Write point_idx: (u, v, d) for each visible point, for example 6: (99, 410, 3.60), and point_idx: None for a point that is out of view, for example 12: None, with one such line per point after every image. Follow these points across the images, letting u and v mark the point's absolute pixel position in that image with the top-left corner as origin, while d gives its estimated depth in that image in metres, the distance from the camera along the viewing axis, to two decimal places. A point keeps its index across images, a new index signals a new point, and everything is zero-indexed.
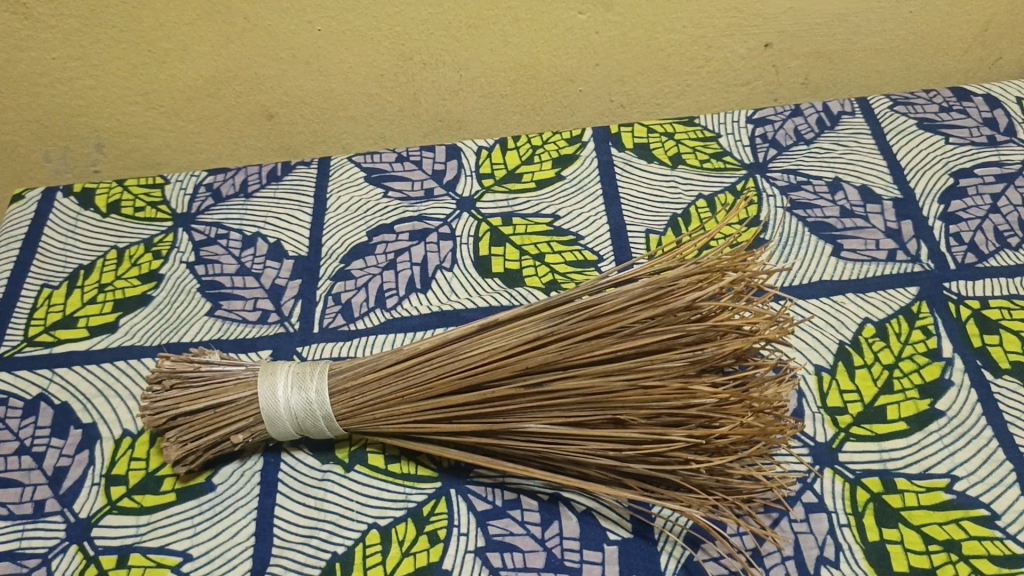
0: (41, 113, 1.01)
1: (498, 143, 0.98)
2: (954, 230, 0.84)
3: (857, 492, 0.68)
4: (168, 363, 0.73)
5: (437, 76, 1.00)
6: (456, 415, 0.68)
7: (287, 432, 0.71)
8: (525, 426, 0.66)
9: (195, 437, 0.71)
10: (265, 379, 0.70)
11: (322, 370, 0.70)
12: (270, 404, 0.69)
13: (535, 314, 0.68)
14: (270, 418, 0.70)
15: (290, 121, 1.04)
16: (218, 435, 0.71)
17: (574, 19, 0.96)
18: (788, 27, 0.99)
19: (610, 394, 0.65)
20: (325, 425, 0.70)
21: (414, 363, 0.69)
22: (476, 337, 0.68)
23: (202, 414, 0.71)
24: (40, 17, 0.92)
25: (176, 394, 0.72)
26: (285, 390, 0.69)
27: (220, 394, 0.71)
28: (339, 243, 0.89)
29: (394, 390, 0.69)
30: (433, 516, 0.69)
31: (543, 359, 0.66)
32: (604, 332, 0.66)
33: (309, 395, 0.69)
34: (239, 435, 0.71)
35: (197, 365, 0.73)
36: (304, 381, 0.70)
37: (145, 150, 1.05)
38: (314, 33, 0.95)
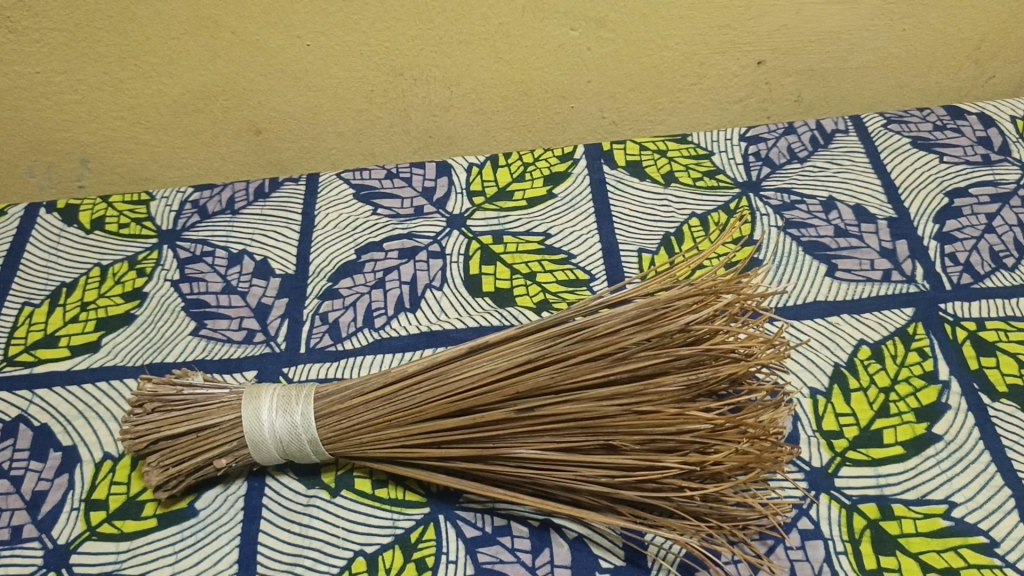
0: (25, 127, 0.99)
1: (490, 160, 0.97)
2: (949, 250, 0.83)
3: (853, 518, 0.67)
4: (150, 386, 0.72)
5: (427, 92, 0.99)
6: (445, 440, 0.66)
7: (271, 456, 0.69)
8: (516, 451, 0.65)
9: (177, 461, 0.70)
10: (250, 402, 0.68)
11: (308, 393, 0.69)
12: (253, 427, 0.68)
13: (527, 336, 0.67)
14: (253, 442, 0.68)
15: (278, 137, 1.02)
16: (201, 459, 0.69)
17: (566, 35, 0.95)
18: (781, 44, 0.98)
19: (603, 419, 0.64)
20: (311, 450, 0.69)
21: (403, 386, 0.67)
22: (466, 360, 0.67)
23: (184, 438, 0.70)
24: (24, 31, 0.90)
25: (157, 418, 0.70)
26: (269, 414, 0.68)
27: (203, 417, 0.69)
28: (327, 261, 0.88)
29: (381, 414, 0.67)
30: (421, 542, 0.67)
31: (535, 384, 0.65)
32: (597, 356, 0.65)
33: (294, 420, 0.68)
34: (222, 460, 0.69)
35: (179, 388, 0.71)
36: (289, 405, 0.68)
37: (131, 165, 1.04)
38: (303, 48, 0.94)
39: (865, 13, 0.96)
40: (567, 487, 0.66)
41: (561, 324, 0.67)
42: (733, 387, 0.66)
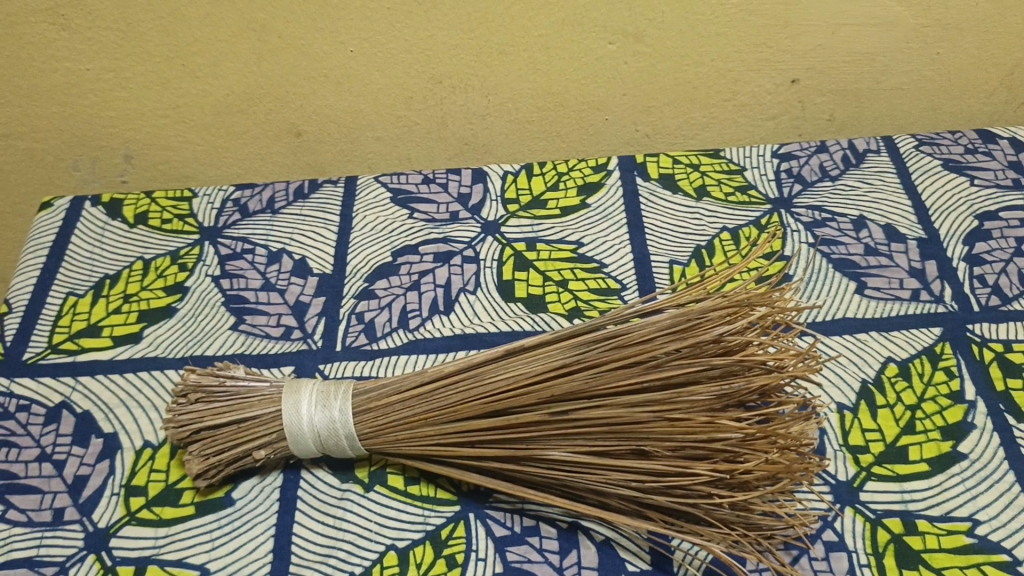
0: (74, 121, 1.02)
1: (524, 169, 0.99)
2: (978, 272, 0.84)
3: (878, 532, 0.68)
4: (193, 377, 0.74)
5: (465, 100, 1.01)
6: (479, 440, 0.68)
7: (308, 448, 0.71)
8: (549, 453, 0.66)
9: (217, 451, 0.71)
10: (290, 397, 0.70)
11: (346, 389, 0.71)
12: (293, 421, 0.70)
13: (561, 342, 0.69)
14: (292, 434, 0.70)
15: (317, 139, 1.05)
16: (240, 451, 0.71)
17: (604, 48, 0.97)
18: (816, 64, 1.00)
19: (634, 425, 0.65)
20: (348, 445, 0.70)
21: (439, 386, 0.69)
22: (501, 363, 0.69)
23: (225, 428, 0.72)
24: (78, 29, 0.93)
25: (200, 408, 0.72)
26: (308, 407, 0.70)
27: (244, 409, 0.71)
28: (364, 262, 0.90)
29: (418, 412, 0.69)
30: (452, 539, 0.69)
31: (569, 389, 0.66)
32: (630, 363, 0.66)
33: (332, 414, 0.69)
34: (260, 452, 0.71)
35: (222, 379, 0.74)
36: (328, 399, 0.70)
37: (173, 163, 1.06)
38: (346, 54, 0.96)
39: (899, 36, 0.97)
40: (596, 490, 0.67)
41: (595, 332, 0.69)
42: (760, 399, 0.67)
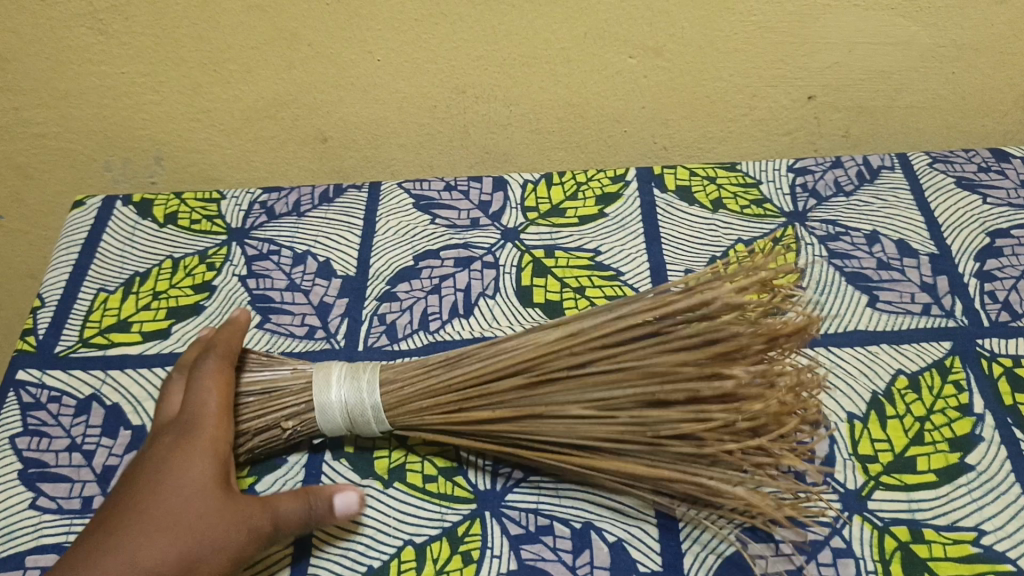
0: (107, 123, 1.05)
1: (544, 178, 1.01)
2: (989, 288, 0.86)
3: (885, 540, 0.69)
4: (230, 352, 0.77)
5: (487, 110, 1.04)
6: (497, 414, 0.70)
7: (336, 425, 0.73)
8: (563, 426, 0.68)
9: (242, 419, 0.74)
10: (320, 370, 0.73)
11: (375, 370, 0.73)
12: (322, 391, 0.72)
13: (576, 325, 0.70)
14: (321, 411, 0.72)
15: (343, 145, 1.07)
16: (264, 420, 0.73)
17: (624, 62, 0.99)
18: (832, 81, 1.02)
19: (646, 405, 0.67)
20: (375, 424, 0.73)
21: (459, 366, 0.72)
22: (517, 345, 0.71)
23: (254, 399, 0.74)
24: (114, 34, 0.96)
25: (232, 380, 0.75)
26: (339, 386, 0.72)
27: (277, 377, 0.74)
28: (386, 265, 0.92)
29: (438, 385, 0.72)
30: (467, 536, 0.71)
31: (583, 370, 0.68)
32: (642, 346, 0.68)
33: (361, 393, 0.72)
34: (287, 422, 0.73)
35: (258, 357, 0.77)
36: (358, 378, 0.72)
37: (202, 165, 1.09)
38: (373, 63, 0.99)
39: (915, 55, 0.99)
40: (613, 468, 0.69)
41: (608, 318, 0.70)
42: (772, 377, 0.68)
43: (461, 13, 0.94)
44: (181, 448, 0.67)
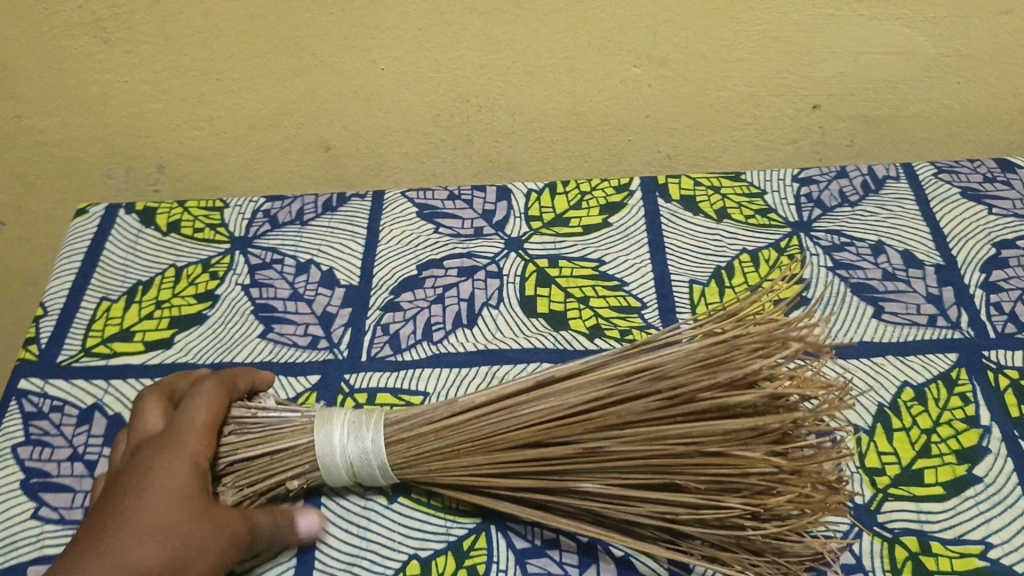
0: (111, 131, 1.05)
1: (548, 187, 1.00)
2: (994, 299, 0.85)
3: (895, 551, 0.69)
4: (227, 410, 0.75)
5: (491, 119, 1.03)
6: (515, 471, 0.69)
7: (340, 476, 0.72)
8: (584, 485, 0.68)
9: (254, 482, 0.73)
10: (322, 427, 0.71)
11: (377, 421, 0.72)
12: (326, 451, 0.71)
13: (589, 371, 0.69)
14: (325, 463, 0.71)
15: (346, 154, 1.07)
16: (275, 482, 0.73)
17: (628, 71, 0.99)
18: (837, 91, 1.01)
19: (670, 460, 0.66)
20: (381, 476, 0.72)
21: (471, 419, 0.70)
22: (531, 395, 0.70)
23: (259, 460, 0.73)
24: (118, 42, 0.96)
25: (233, 440, 0.74)
26: (341, 439, 0.71)
27: (277, 440, 0.73)
28: (390, 275, 0.92)
29: (450, 443, 0.70)
30: (473, 551, 0.70)
31: (601, 423, 0.67)
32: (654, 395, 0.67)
33: (365, 446, 0.71)
34: (294, 482, 0.72)
35: (254, 412, 0.75)
36: (359, 431, 0.71)
37: (205, 173, 1.09)
38: (377, 72, 0.98)
39: (920, 66, 0.99)
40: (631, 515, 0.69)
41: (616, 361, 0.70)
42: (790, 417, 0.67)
43: (466, 22, 0.94)
44: (167, 450, 0.67)
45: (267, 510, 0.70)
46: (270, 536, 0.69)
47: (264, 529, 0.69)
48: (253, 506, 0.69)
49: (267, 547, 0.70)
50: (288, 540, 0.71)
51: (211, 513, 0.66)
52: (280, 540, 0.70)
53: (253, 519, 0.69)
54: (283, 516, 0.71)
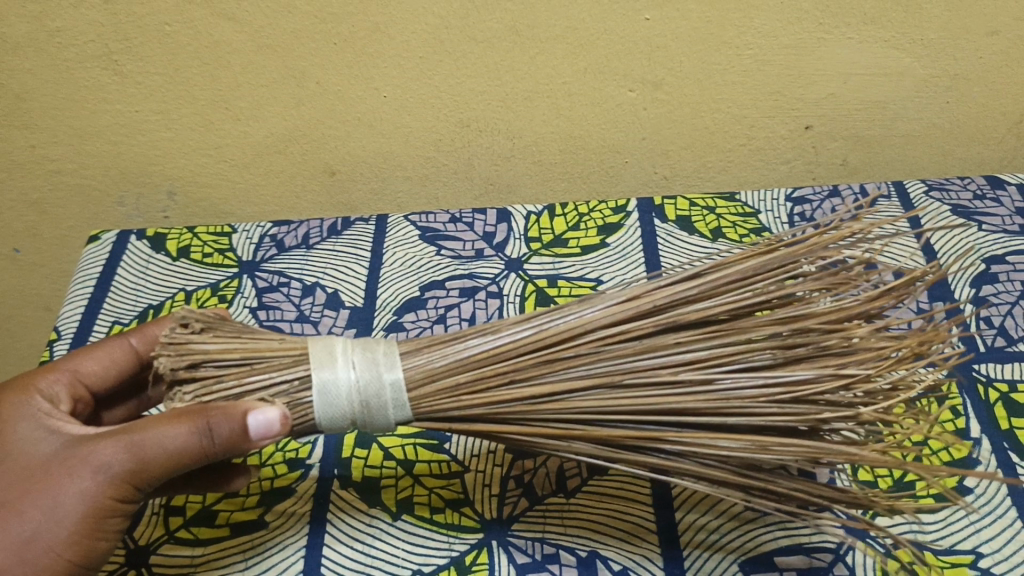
0: (122, 160, 1.08)
1: (547, 210, 1.03)
2: (984, 313, 0.87)
3: (888, 563, 0.70)
4: (204, 313, 0.70)
5: (491, 143, 1.06)
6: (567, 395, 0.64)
7: (340, 410, 0.63)
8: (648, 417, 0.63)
9: (216, 390, 0.66)
10: (325, 355, 0.63)
11: (391, 346, 0.64)
12: (330, 377, 0.62)
13: (697, 292, 0.66)
14: (324, 391, 0.62)
15: (350, 179, 1.10)
16: (244, 393, 0.65)
17: (624, 96, 1.02)
18: (829, 112, 1.04)
19: (765, 400, 0.62)
20: (392, 410, 0.63)
21: (543, 344, 0.65)
22: (619, 316, 0.65)
23: (230, 370, 0.66)
24: (129, 74, 0.99)
25: (208, 338, 0.68)
26: (348, 362, 0.63)
27: (258, 348, 0.67)
28: (393, 296, 0.94)
29: (493, 369, 0.65)
30: (475, 565, 0.72)
31: (702, 352, 0.64)
32: (768, 323, 0.65)
33: (380, 369, 0.63)
34: (268, 395, 0.64)
35: (232, 324, 0.70)
36: (372, 353, 0.63)
37: (213, 199, 1.12)
38: (380, 99, 1.01)
39: (910, 86, 1.01)
40: (694, 475, 0.64)
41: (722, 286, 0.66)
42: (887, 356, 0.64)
43: (465, 50, 0.96)
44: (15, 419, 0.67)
45: (175, 416, 0.61)
46: (184, 449, 0.61)
47: (169, 443, 0.61)
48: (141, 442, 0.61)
49: (189, 461, 0.61)
50: (217, 442, 0.60)
51: (73, 465, 0.62)
52: (202, 442, 0.60)
53: (148, 436, 0.61)
54: (214, 415, 0.60)
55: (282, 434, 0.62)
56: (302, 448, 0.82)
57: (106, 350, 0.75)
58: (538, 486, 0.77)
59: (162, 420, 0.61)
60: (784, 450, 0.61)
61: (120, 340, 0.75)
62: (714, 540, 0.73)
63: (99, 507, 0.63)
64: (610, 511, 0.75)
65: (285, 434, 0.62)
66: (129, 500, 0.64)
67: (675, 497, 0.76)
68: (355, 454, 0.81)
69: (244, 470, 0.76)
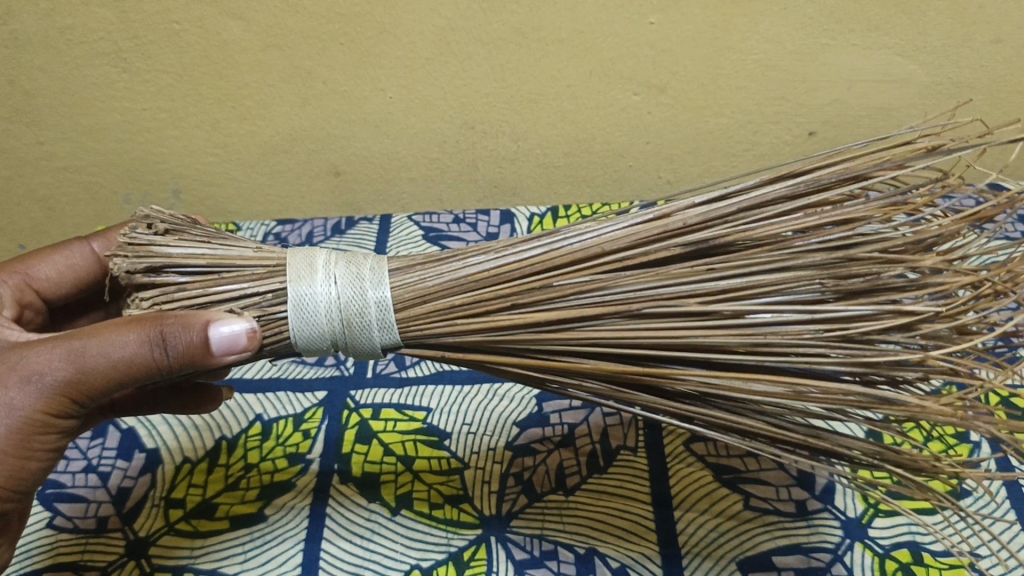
0: (129, 159, 1.09)
1: (549, 212, 1.06)
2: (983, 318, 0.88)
3: (886, 564, 0.70)
4: (171, 216, 0.68)
5: (495, 145, 1.07)
6: (579, 324, 0.59)
7: (319, 327, 0.59)
8: (675, 354, 0.58)
9: (177, 297, 0.63)
10: (304, 269, 0.60)
11: (377, 262, 0.61)
12: (304, 289, 0.59)
13: (734, 210, 0.60)
14: (301, 307, 0.59)
15: (355, 178, 1.11)
16: (209, 302, 0.63)
17: (629, 99, 1.02)
18: (833, 118, 1.04)
19: (810, 339, 0.55)
20: (377, 332, 0.60)
21: (552, 264, 0.60)
22: (639, 238, 0.60)
23: (193, 278, 0.65)
24: (136, 72, 0.99)
25: (172, 241, 0.66)
26: (329, 275, 0.59)
27: (222, 257, 0.65)
28: None
29: (500, 295, 0.60)
30: (473, 561, 0.72)
31: (736, 280, 0.58)
32: (818, 250, 0.58)
33: (363, 285, 0.59)
34: (234, 307, 0.62)
35: (200, 229, 0.69)
36: (356, 267, 0.60)
37: (219, 198, 1.14)
38: (385, 99, 1.02)
39: (913, 93, 1.02)
40: (723, 425, 0.59)
41: (766, 208, 0.60)
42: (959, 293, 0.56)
43: (470, 53, 0.97)
44: None
45: (127, 325, 0.59)
46: (134, 360, 0.58)
47: (117, 353, 0.58)
48: (82, 350, 0.58)
49: (136, 373, 0.59)
50: (171, 353, 0.58)
51: (6, 373, 0.59)
52: (151, 353, 0.58)
53: (91, 344, 0.58)
54: (168, 324, 0.58)
55: (248, 350, 0.59)
56: (301, 443, 0.82)
57: (65, 256, 0.79)
58: (537, 484, 0.78)
59: (112, 328, 0.59)
60: (826, 396, 0.55)
61: (81, 246, 0.80)
62: (711, 539, 0.73)
63: (30, 422, 0.60)
64: (609, 510, 0.75)
65: (252, 352, 0.60)
66: (62, 418, 0.62)
67: (673, 496, 0.76)
68: (355, 449, 0.81)
69: (216, 394, 0.81)
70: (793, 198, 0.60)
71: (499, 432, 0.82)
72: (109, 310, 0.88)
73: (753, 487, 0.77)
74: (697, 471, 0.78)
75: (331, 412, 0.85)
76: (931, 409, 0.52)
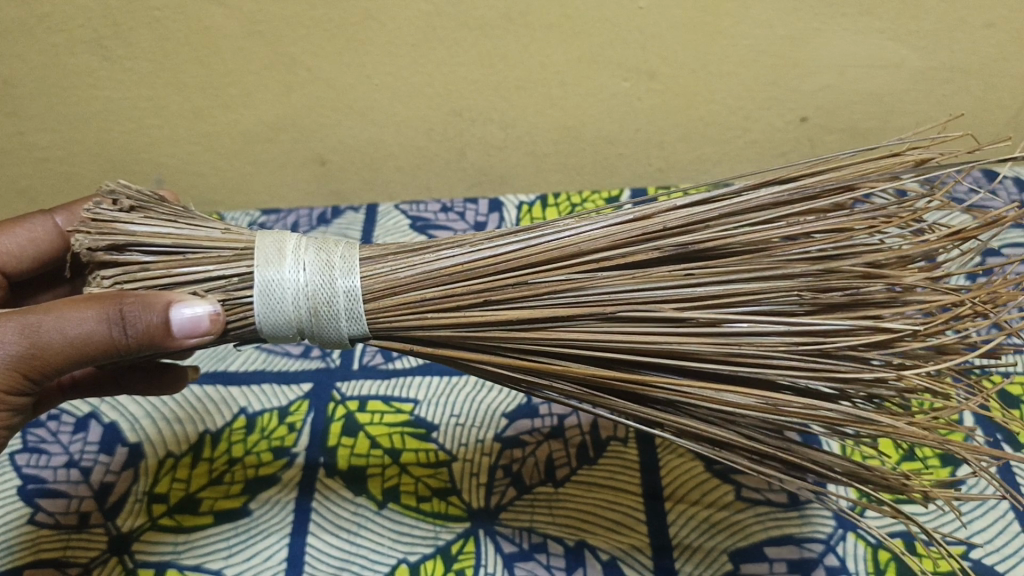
0: (110, 148, 1.07)
1: (537, 201, 1.11)
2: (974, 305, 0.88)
3: (880, 553, 0.69)
4: (136, 192, 0.66)
5: (483, 133, 1.06)
6: (553, 330, 0.58)
7: (286, 315, 0.58)
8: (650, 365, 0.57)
9: (139, 277, 0.62)
10: (274, 255, 0.58)
11: (348, 249, 0.59)
12: (272, 277, 0.57)
13: (716, 215, 0.59)
14: (267, 292, 0.57)
15: (341, 167, 1.10)
16: (172, 283, 0.62)
17: (618, 85, 1.01)
18: (825, 103, 1.03)
19: (785, 352, 0.54)
20: (344, 322, 0.58)
21: (528, 262, 0.59)
22: (618, 237, 0.59)
23: (157, 258, 0.63)
24: (116, 60, 0.97)
25: (135, 218, 0.64)
26: (297, 262, 0.57)
27: (188, 237, 0.63)
28: None
29: (476, 290, 0.59)
30: (461, 555, 0.71)
31: (714, 287, 0.57)
32: (800, 259, 0.57)
33: (333, 273, 0.58)
34: (203, 291, 0.60)
35: (165, 207, 0.67)
36: (326, 254, 0.58)
37: (204, 186, 1.13)
38: (371, 86, 1.00)
39: (906, 77, 1.01)
40: (695, 437, 0.59)
41: (750, 214, 0.59)
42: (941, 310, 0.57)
43: (457, 39, 0.95)
44: None
45: (86, 302, 0.57)
46: (91, 338, 0.56)
47: (74, 330, 0.56)
48: (41, 325, 0.57)
49: (93, 351, 0.57)
50: (130, 334, 0.56)
51: None
52: (109, 332, 0.56)
53: (50, 321, 0.57)
54: (128, 303, 0.56)
55: (211, 333, 0.58)
56: (287, 436, 0.81)
57: (27, 230, 0.78)
58: (527, 476, 0.77)
59: (71, 304, 0.57)
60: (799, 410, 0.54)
61: (43, 219, 0.78)
62: (701, 532, 0.72)
63: None
64: (599, 501, 0.75)
65: (215, 335, 0.59)
66: (16, 393, 0.60)
67: (664, 487, 0.75)
68: (341, 442, 0.80)
69: (184, 377, 0.80)
70: (777, 203, 0.59)
71: (488, 423, 0.81)
72: (74, 285, 0.88)
73: (745, 477, 0.76)
74: (689, 462, 0.77)
75: (317, 405, 0.84)
76: (905, 430, 0.51)
